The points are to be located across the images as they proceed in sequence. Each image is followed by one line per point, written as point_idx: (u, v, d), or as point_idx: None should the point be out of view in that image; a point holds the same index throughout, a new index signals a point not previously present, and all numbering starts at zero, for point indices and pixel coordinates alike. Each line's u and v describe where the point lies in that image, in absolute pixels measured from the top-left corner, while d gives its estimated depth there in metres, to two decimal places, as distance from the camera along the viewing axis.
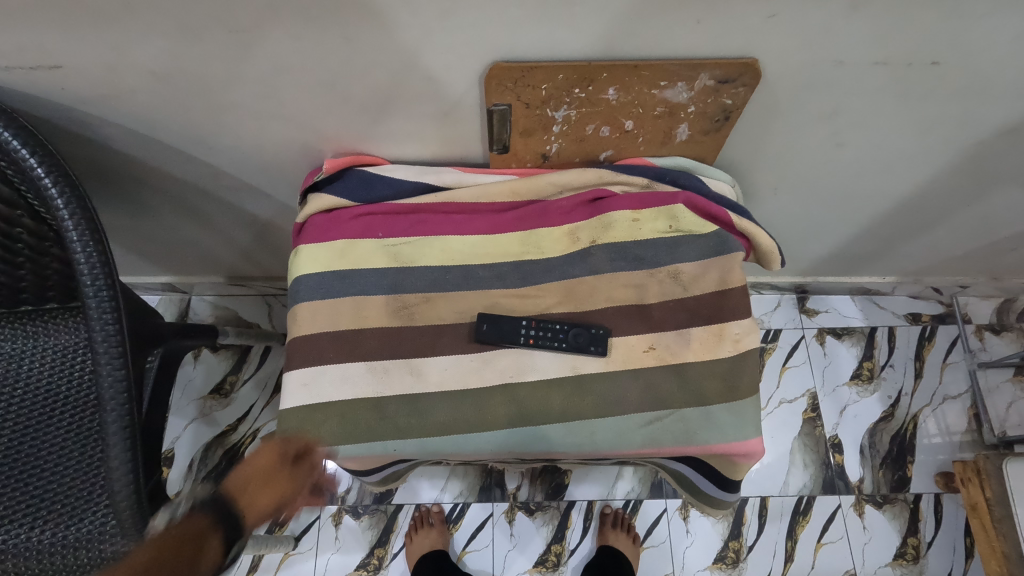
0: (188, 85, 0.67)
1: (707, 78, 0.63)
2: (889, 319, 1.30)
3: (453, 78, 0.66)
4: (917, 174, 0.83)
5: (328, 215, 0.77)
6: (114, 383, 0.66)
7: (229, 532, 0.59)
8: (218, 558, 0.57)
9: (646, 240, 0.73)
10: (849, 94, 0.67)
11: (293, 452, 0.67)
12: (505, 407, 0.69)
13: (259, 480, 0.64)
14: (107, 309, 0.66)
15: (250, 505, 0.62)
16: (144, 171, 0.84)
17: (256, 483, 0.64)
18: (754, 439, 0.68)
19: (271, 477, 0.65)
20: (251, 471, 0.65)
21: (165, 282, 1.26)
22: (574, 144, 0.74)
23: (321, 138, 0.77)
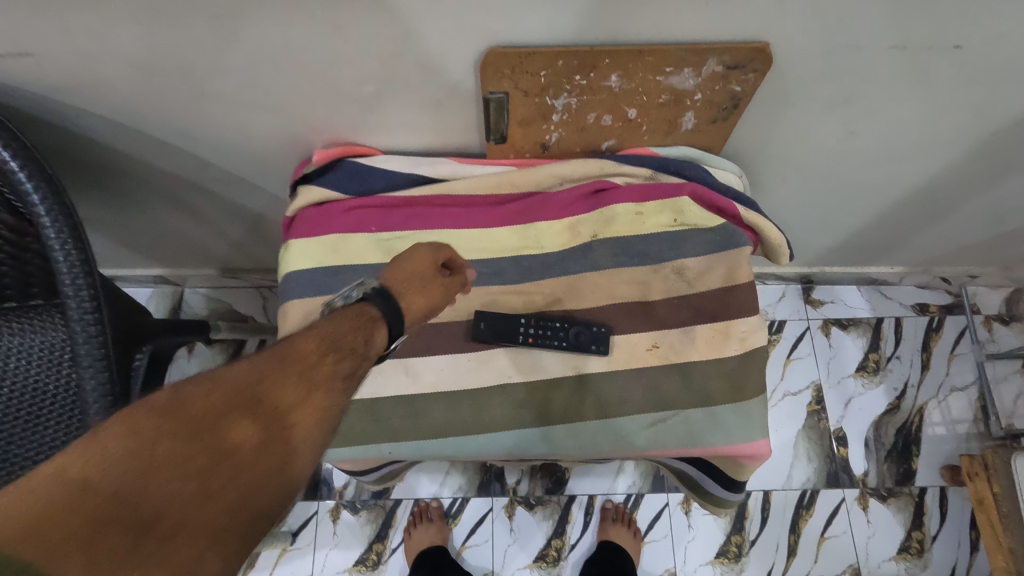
0: (167, 73, 0.63)
1: (716, 64, 0.60)
2: (896, 309, 1.27)
3: (447, 65, 0.62)
4: (931, 163, 0.80)
5: (319, 208, 0.74)
6: (97, 387, 0.64)
7: (397, 330, 0.54)
8: (399, 335, 0.54)
9: (649, 234, 0.70)
10: (864, 80, 0.64)
11: (442, 257, 0.61)
12: (504, 409, 0.67)
13: (428, 282, 0.58)
14: (89, 310, 0.64)
15: (407, 305, 0.55)
16: (128, 162, 0.81)
17: (413, 284, 0.56)
18: (761, 441, 0.66)
19: (427, 282, 0.58)
20: (412, 266, 0.58)
21: (157, 274, 1.23)
22: (574, 134, 0.71)
23: (310, 129, 0.73)
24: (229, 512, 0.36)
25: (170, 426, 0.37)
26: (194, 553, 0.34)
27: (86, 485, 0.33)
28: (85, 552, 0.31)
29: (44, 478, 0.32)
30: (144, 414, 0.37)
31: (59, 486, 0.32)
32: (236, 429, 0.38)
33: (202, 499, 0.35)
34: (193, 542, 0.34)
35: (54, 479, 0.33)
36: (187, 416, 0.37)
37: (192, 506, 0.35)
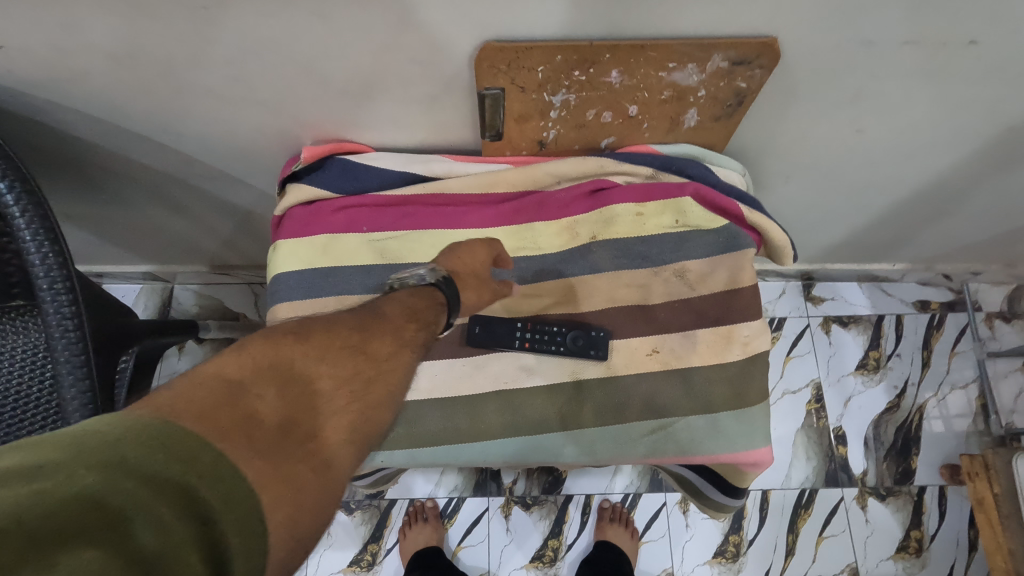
0: (147, 67, 0.60)
1: (721, 59, 0.57)
2: (897, 307, 1.25)
3: (440, 60, 0.60)
4: (939, 161, 0.78)
5: (308, 207, 0.72)
6: (78, 394, 0.61)
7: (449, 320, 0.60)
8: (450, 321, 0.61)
9: (649, 235, 0.68)
10: (874, 77, 0.61)
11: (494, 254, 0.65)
12: (499, 415, 0.65)
13: (481, 280, 0.63)
14: (67, 314, 0.61)
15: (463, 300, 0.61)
16: (110, 158, 0.78)
17: (469, 280, 0.62)
18: (763, 448, 0.64)
19: (479, 280, 0.63)
20: (468, 262, 0.63)
21: (146, 271, 1.20)
22: (572, 131, 0.69)
23: (299, 125, 0.71)
24: (347, 430, 0.43)
25: (300, 357, 0.44)
26: (326, 452, 0.41)
27: (244, 387, 0.40)
28: (249, 433, 0.37)
29: (211, 380, 0.39)
30: (277, 343, 0.45)
31: (222, 385, 0.39)
32: (348, 366, 0.46)
33: (327, 414, 0.43)
34: (323, 443, 0.41)
35: (215, 381, 0.39)
36: (313, 347, 0.46)
37: (321, 416, 0.42)
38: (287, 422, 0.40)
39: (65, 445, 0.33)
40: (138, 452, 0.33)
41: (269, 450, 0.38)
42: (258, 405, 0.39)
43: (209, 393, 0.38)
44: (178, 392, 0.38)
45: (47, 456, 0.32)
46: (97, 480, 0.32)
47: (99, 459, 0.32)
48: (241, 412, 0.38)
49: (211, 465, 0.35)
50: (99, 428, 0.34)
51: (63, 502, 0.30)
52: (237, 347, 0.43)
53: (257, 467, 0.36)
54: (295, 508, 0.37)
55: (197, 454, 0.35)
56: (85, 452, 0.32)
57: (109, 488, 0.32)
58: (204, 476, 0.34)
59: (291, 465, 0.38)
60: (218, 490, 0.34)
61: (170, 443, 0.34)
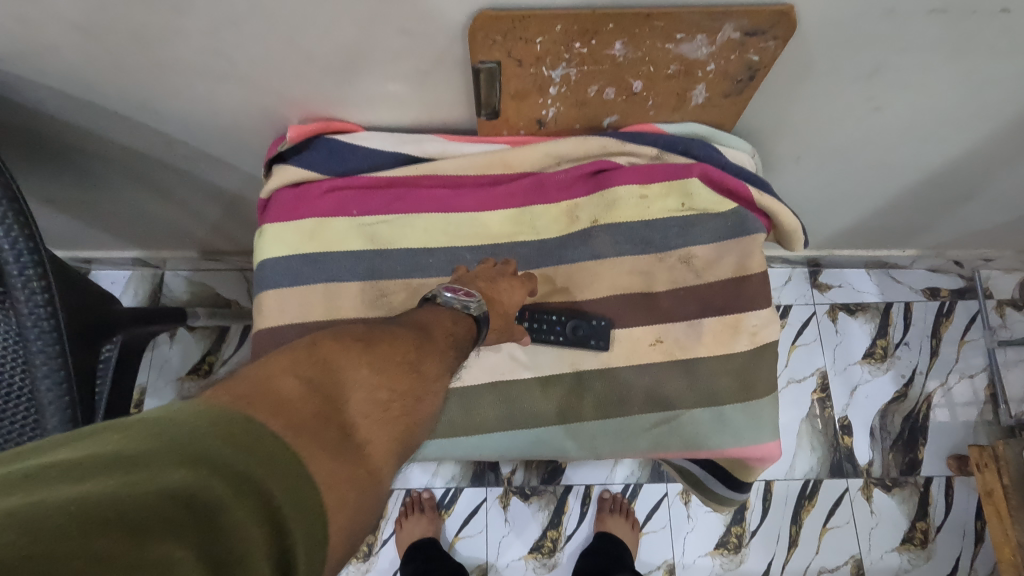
0: (119, 39, 0.57)
1: (732, 29, 0.53)
2: (906, 294, 1.22)
3: (431, 31, 0.56)
4: (958, 141, 0.74)
5: (294, 190, 0.68)
6: (52, 385, 0.59)
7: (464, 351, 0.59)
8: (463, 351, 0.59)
9: (653, 220, 0.65)
10: (895, 50, 0.58)
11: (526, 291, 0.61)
12: (496, 408, 0.62)
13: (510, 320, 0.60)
14: (40, 303, 0.57)
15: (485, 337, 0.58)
16: (88, 138, 0.74)
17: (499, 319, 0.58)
18: (770, 443, 0.61)
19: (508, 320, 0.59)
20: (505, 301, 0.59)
21: (134, 257, 1.17)
22: (573, 109, 0.65)
23: (284, 103, 0.67)
24: (396, 444, 0.42)
25: (362, 364, 0.43)
26: (380, 464, 0.40)
27: (311, 387, 0.39)
28: (316, 434, 0.36)
29: (279, 379, 0.38)
30: (339, 347, 0.44)
31: (290, 384, 0.38)
32: (404, 378, 0.45)
33: (382, 426, 0.42)
34: (377, 454, 0.40)
35: (283, 380, 0.38)
36: (374, 352, 0.45)
37: (377, 428, 0.41)
38: (346, 429, 0.39)
39: (153, 438, 0.32)
40: (223, 450, 0.32)
41: (333, 453, 0.37)
42: (325, 405, 0.39)
43: (279, 391, 0.37)
44: (251, 386, 0.37)
45: (137, 448, 0.31)
46: (187, 476, 0.30)
47: (187, 453, 0.31)
48: (310, 411, 0.38)
49: (284, 467, 0.34)
50: (184, 422, 0.33)
51: (153, 498, 0.29)
52: (303, 348, 0.42)
53: (323, 471, 0.35)
54: (349, 520, 0.36)
55: (272, 451, 0.34)
56: (174, 446, 0.31)
57: (198, 484, 0.30)
58: (279, 479, 0.33)
59: (352, 473, 0.37)
60: (291, 493, 0.33)
61: (250, 441, 0.33)
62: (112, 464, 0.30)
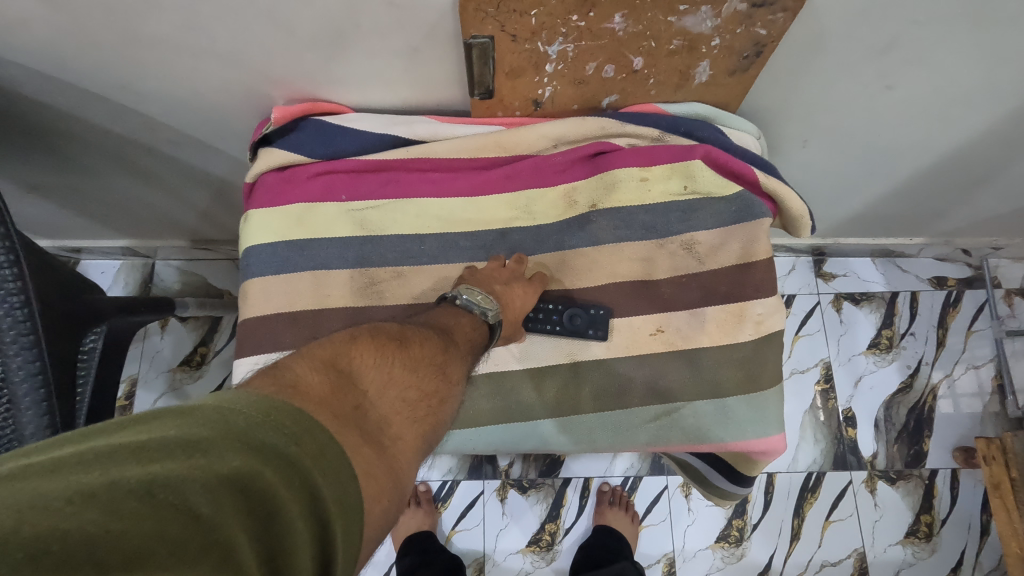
0: (91, 11, 0.54)
1: (739, 0, 0.50)
2: (912, 284, 1.19)
3: (421, 4, 0.53)
4: (973, 122, 0.71)
5: (281, 173, 0.66)
6: (27, 377, 0.55)
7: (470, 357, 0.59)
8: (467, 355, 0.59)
9: (654, 204, 0.62)
10: (910, 23, 0.55)
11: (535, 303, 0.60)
12: (490, 401, 0.60)
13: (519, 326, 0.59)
14: (12, 289, 0.54)
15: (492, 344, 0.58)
16: (66, 120, 0.71)
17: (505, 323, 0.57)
18: (776, 436, 0.59)
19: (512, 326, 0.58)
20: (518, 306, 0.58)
21: (123, 246, 1.15)
22: (571, 88, 0.62)
23: (268, 82, 0.64)
24: (427, 442, 0.42)
25: (398, 360, 0.43)
26: (412, 461, 0.40)
27: (350, 382, 0.39)
28: (357, 430, 0.36)
29: (323, 375, 0.38)
30: (378, 342, 0.44)
31: (332, 377, 0.38)
32: (435, 377, 0.45)
33: (417, 425, 0.42)
34: (411, 452, 0.40)
35: (326, 376, 0.38)
36: (407, 351, 0.45)
37: (412, 426, 0.41)
38: (384, 427, 0.39)
39: (213, 421, 0.31)
40: (279, 440, 0.31)
41: (373, 451, 0.37)
42: (363, 400, 0.39)
43: (323, 387, 0.37)
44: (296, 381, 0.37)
45: (198, 430, 0.30)
46: (246, 463, 0.29)
47: (247, 440, 0.30)
48: (350, 404, 0.38)
49: (333, 462, 0.33)
50: (241, 407, 0.32)
51: (216, 484, 0.28)
52: (342, 342, 0.42)
53: (364, 468, 0.35)
54: (384, 514, 0.36)
55: (322, 446, 0.33)
56: (234, 431, 0.30)
57: (258, 473, 0.30)
58: (331, 473, 0.33)
59: (389, 468, 0.37)
60: (339, 489, 0.33)
61: (304, 433, 0.33)
62: (175, 445, 0.29)
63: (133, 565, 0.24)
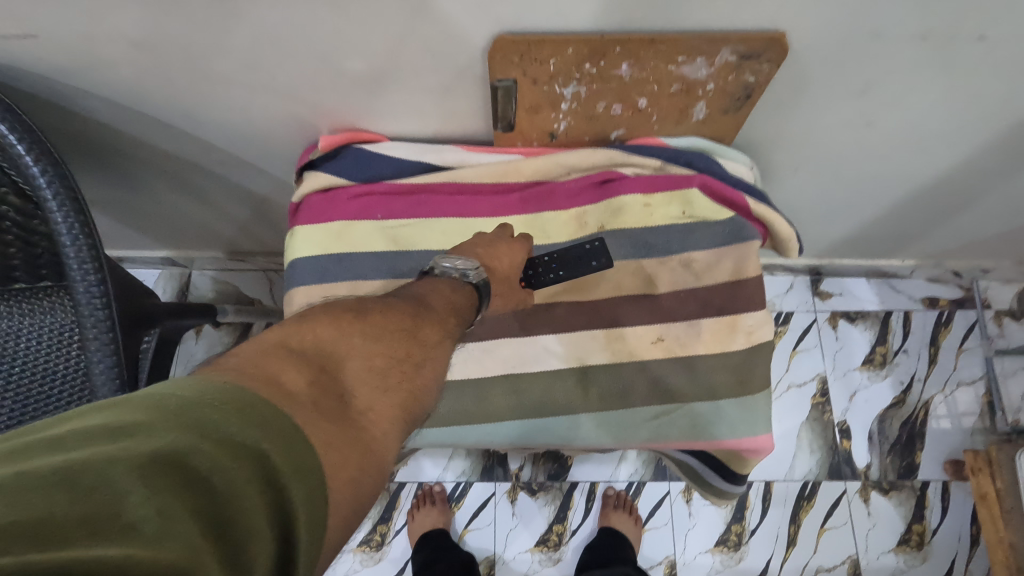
0: (171, 55, 0.62)
1: (729, 53, 0.58)
2: (905, 303, 1.26)
3: (455, 51, 0.61)
4: (948, 155, 0.78)
5: (324, 195, 0.74)
6: (105, 369, 0.65)
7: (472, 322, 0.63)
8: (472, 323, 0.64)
9: (657, 226, 0.70)
10: (881, 72, 0.62)
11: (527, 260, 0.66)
12: (508, 399, 0.67)
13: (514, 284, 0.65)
14: (96, 294, 0.64)
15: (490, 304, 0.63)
16: (132, 144, 0.80)
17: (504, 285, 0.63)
18: (763, 435, 0.66)
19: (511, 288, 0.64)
20: (506, 262, 0.63)
21: (164, 256, 1.23)
22: (583, 122, 0.70)
23: (316, 114, 0.72)
24: (399, 410, 0.44)
25: (356, 336, 0.46)
26: (382, 430, 0.42)
27: (308, 363, 0.41)
28: (314, 405, 0.38)
29: (279, 355, 0.40)
30: (333, 323, 0.46)
31: (287, 359, 0.40)
32: (399, 347, 0.48)
33: (382, 394, 0.43)
34: (379, 421, 0.42)
35: (282, 357, 0.40)
36: (363, 332, 0.47)
37: (380, 394, 0.43)
38: (346, 399, 0.41)
39: (149, 407, 0.32)
40: (215, 414, 0.32)
41: (336, 420, 0.38)
42: (318, 377, 0.40)
43: (278, 365, 0.39)
44: (252, 362, 0.39)
45: (133, 417, 0.31)
46: (178, 437, 0.30)
47: (181, 417, 0.31)
48: (304, 382, 0.39)
49: (284, 428, 0.34)
50: (178, 390, 0.33)
51: (145, 457, 0.29)
52: (298, 327, 0.45)
53: (328, 434, 0.37)
54: (352, 486, 0.37)
55: (276, 413, 0.34)
56: (169, 411, 0.31)
57: (190, 445, 0.30)
58: (279, 439, 0.33)
59: (351, 440, 0.38)
60: (292, 453, 0.33)
61: (246, 404, 0.34)
62: (107, 430, 0.30)
63: (44, 539, 0.24)
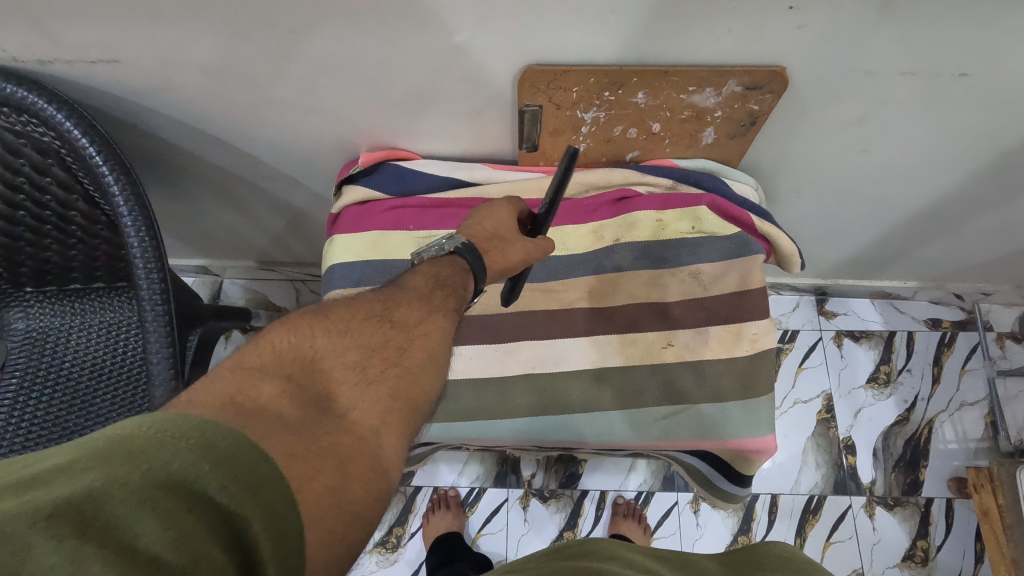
0: (235, 79, 0.70)
1: (735, 84, 0.65)
2: (908, 324, 1.30)
3: (488, 79, 0.68)
4: (942, 181, 0.84)
5: (361, 207, 0.80)
6: (162, 359, 0.71)
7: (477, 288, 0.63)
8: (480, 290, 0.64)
9: (668, 240, 0.75)
10: (874, 103, 0.69)
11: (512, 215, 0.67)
12: (528, 396, 0.72)
13: (513, 240, 0.66)
14: (157, 291, 0.70)
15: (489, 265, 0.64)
16: (187, 159, 0.88)
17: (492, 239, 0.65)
18: (767, 436, 0.70)
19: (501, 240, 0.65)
20: (492, 225, 0.66)
21: (199, 264, 1.30)
22: (601, 144, 0.76)
23: (357, 133, 0.79)
24: (385, 401, 0.45)
25: (321, 341, 0.47)
26: (366, 426, 0.43)
27: (270, 380, 0.42)
28: (276, 419, 0.39)
29: (244, 374, 0.42)
30: (298, 333, 0.47)
31: (248, 380, 0.41)
32: (372, 348, 0.49)
33: (359, 389, 0.45)
34: (361, 417, 0.43)
35: (249, 374, 0.42)
36: (329, 341, 0.48)
37: (356, 394, 0.45)
38: (319, 405, 0.42)
39: (78, 446, 0.32)
40: (147, 446, 0.32)
41: (306, 427, 0.40)
42: (280, 393, 0.41)
43: (241, 385, 0.40)
44: (214, 387, 0.40)
45: (63, 459, 0.32)
46: (98, 478, 0.31)
47: (105, 456, 0.32)
48: (264, 400, 0.40)
49: (230, 448, 0.34)
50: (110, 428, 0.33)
51: (57, 507, 0.29)
52: (265, 342, 0.46)
53: (296, 443, 0.38)
54: (330, 490, 0.38)
55: (224, 432, 0.35)
56: (95, 451, 0.32)
57: (109, 486, 0.31)
58: (220, 462, 0.34)
59: (321, 447, 0.39)
60: (237, 473, 0.34)
61: (182, 431, 0.34)
62: (35, 477, 0.31)
63: None
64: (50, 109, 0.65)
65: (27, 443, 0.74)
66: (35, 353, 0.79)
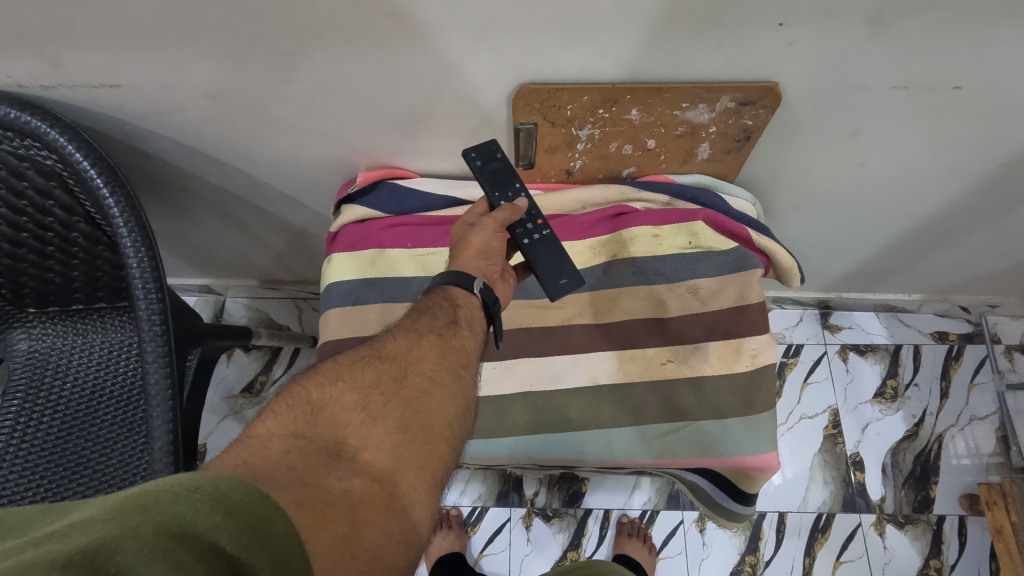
0: (235, 102, 0.71)
1: (728, 100, 0.65)
2: (913, 337, 1.29)
3: (483, 98, 0.68)
4: (941, 193, 0.83)
5: (360, 225, 0.81)
6: (160, 379, 0.71)
7: (467, 281, 0.61)
8: (473, 279, 0.62)
9: (665, 255, 0.75)
10: (869, 117, 0.69)
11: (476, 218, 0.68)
12: (526, 414, 0.71)
13: (475, 227, 0.66)
14: (156, 311, 0.71)
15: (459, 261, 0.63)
16: (188, 181, 0.89)
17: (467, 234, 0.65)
18: (770, 453, 0.69)
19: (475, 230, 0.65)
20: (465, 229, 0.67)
21: (201, 284, 1.31)
22: (597, 161, 0.77)
23: (356, 153, 0.80)
24: (395, 435, 0.45)
25: (321, 390, 0.48)
26: (379, 466, 0.43)
27: (271, 440, 0.42)
28: (282, 476, 0.38)
29: (250, 437, 0.42)
30: (296, 390, 0.48)
31: (245, 446, 0.41)
32: (375, 388, 0.49)
33: (367, 429, 0.45)
34: (373, 457, 0.43)
35: (255, 437, 0.42)
36: (328, 390, 0.48)
37: (364, 435, 0.44)
38: (330, 452, 0.42)
39: (106, 502, 0.32)
40: (163, 497, 0.32)
41: (315, 476, 0.40)
42: (282, 450, 0.41)
43: (250, 448, 0.41)
44: (226, 456, 0.40)
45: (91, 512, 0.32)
46: (112, 529, 0.30)
47: (121, 509, 0.31)
48: (267, 461, 0.40)
49: (244, 499, 0.33)
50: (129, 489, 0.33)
51: (71, 555, 0.28)
52: (267, 404, 0.47)
53: (306, 494, 0.38)
54: (345, 539, 0.37)
55: (233, 485, 0.34)
56: (115, 504, 0.31)
57: (123, 536, 0.30)
58: (234, 512, 0.33)
59: (330, 495, 0.39)
60: (248, 523, 0.33)
61: (200, 484, 0.33)
62: (56, 532, 0.31)
63: None
64: (54, 133, 0.66)
65: (26, 465, 0.73)
66: (37, 375, 0.79)
